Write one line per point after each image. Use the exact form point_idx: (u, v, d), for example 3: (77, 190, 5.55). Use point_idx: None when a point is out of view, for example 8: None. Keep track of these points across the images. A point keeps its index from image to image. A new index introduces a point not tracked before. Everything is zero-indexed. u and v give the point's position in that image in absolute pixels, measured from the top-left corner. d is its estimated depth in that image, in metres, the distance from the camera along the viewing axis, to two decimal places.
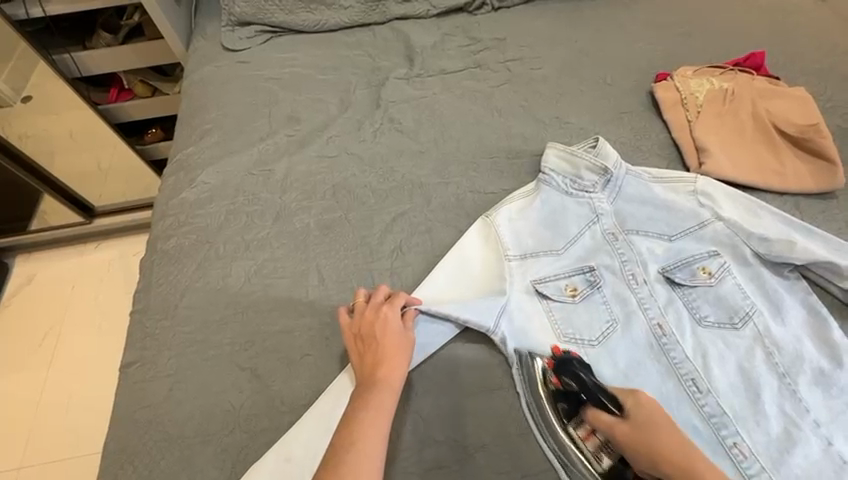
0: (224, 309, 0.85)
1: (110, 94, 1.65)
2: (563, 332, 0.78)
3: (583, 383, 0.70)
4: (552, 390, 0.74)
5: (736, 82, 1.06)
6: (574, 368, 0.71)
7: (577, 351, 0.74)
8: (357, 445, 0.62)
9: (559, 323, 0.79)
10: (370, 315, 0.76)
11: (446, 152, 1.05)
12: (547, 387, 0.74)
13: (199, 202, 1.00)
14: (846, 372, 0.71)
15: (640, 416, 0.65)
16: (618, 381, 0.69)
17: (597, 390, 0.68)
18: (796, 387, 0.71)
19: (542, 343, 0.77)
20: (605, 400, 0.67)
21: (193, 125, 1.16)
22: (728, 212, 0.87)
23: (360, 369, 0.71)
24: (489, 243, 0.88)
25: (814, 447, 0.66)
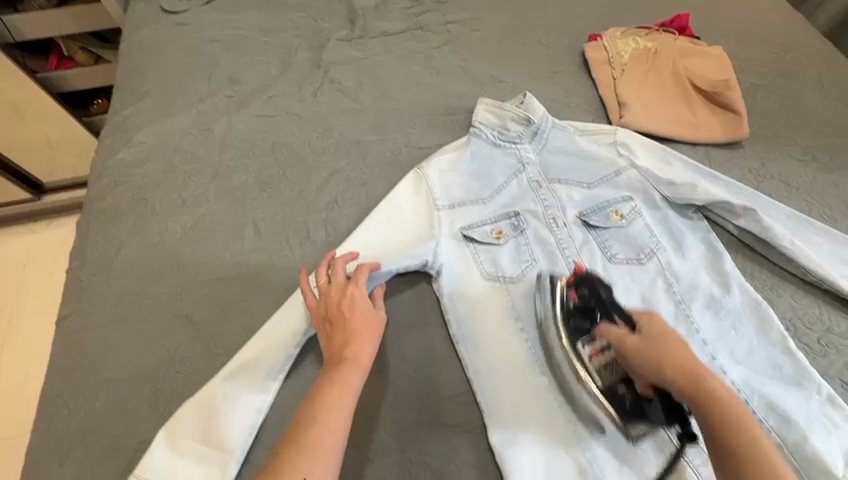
0: (161, 261, 0.87)
1: (50, 63, 1.59)
2: (602, 295, 0.73)
3: (625, 340, 0.65)
4: (592, 357, 0.71)
5: (659, 42, 1.11)
6: (614, 328, 0.66)
7: (618, 313, 0.71)
8: (321, 416, 0.60)
9: (596, 287, 0.74)
10: (335, 295, 0.73)
11: (385, 111, 1.07)
12: (587, 356, 0.72)
13: (137, 161, 1.00)
14: (733, 297, 0.78)
15: (687, 373, 0.59)
16: (660, 338, 0.63)
17: (639, 347, 0.63)
18: (689, 311, 0.78)
19: (576, 309, 0.75)
20: (648, 356, 0.62)
21: (130, 87, 1.14)
22: (642, 161, 0.93)
23: (328, 347, 0.69)
24: (420, 194, 0.92)
25: (698, 362, 0.74)
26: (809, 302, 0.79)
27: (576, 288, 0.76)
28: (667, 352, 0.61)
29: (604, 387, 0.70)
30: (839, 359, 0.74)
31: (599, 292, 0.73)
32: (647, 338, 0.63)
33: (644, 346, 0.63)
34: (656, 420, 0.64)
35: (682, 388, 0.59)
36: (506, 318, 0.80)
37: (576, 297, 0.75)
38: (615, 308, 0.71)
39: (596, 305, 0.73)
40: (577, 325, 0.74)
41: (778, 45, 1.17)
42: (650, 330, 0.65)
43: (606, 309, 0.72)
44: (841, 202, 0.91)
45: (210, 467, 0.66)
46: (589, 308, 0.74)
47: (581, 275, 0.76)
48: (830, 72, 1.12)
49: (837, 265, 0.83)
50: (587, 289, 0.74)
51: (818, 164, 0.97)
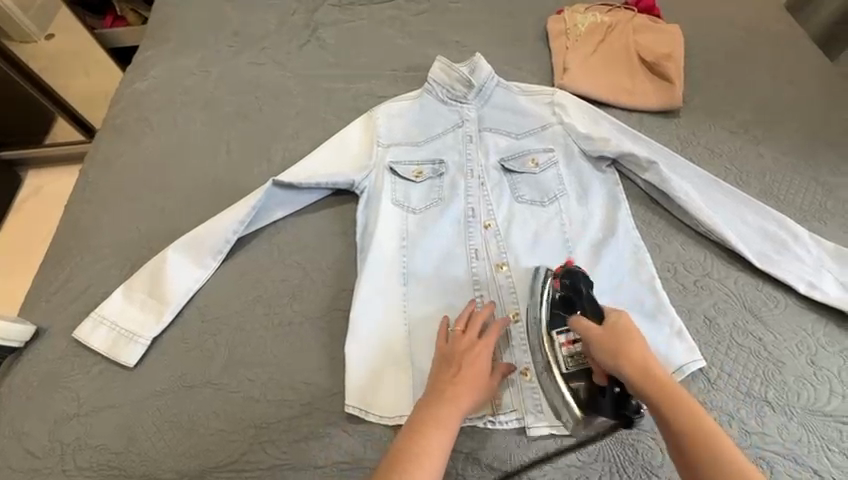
0: (148, 166, 1.06)
1: (106, 21, 1.87)
2: (582, 290, 0.74)
3: (589, 333, 0.65)
4: (563, 347, 0.72)
5: (617, 18, 1.18)
6: (582, 321, 0.66)
7: (590, 306, 0.72)
8: (422, 452, 0.59)
9: (579, 282, 0.75)
10: (465, 342, 0.71)
11: (356, 65, 1.22)
12: (559, 344, 0.73)
13: (147, 91, 1.21)
14: (616, 238, 0.86)
15: (642, 366, 0.60)
16: (628, 333, 0.63)
17: (603, 340, 0.64)
18: (573, 247, 0.87)
19: (559, 300, 0.76)
20: (608, 349, 0.62)
21: (154, 34, 1.36)
22: (572, 119, 1.00)
23: (434, 387, 0.67)
24: (365, 133, 1.04)
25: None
26: (696, 250, 0.85)
27: (559, 277, 0.77)
28: (631, 348, 0.62)
29: (566, 375, 0.71)
30: (708, 298, 0.80)
31: (579, 287, 0.74)
32: (613, 332, 0.64)
33: (608, 339, 0.63)
34: (605, 412, 0.66)
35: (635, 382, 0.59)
36: (397, 235, 0.90)
37: (559, 285, 0.77)
38: (589, 301, 0.72)
39: (576, 296, 0.74)
40: (559, 318, 0.75)
41: (742, 30, 1.20)
42: (617, 324, 0.65)
43: (582, 301, 0.73)
44: (759, 171, 0.95)
45: (149, 314, 0.83)
46: (569, 299, 0.74)
47: (568, 269, 0.77)
48: (785, 60, 1.14)
49: (736, 224, 0.87)
50: (569, 281, 0.75)
51: (749, 136, 1.01)
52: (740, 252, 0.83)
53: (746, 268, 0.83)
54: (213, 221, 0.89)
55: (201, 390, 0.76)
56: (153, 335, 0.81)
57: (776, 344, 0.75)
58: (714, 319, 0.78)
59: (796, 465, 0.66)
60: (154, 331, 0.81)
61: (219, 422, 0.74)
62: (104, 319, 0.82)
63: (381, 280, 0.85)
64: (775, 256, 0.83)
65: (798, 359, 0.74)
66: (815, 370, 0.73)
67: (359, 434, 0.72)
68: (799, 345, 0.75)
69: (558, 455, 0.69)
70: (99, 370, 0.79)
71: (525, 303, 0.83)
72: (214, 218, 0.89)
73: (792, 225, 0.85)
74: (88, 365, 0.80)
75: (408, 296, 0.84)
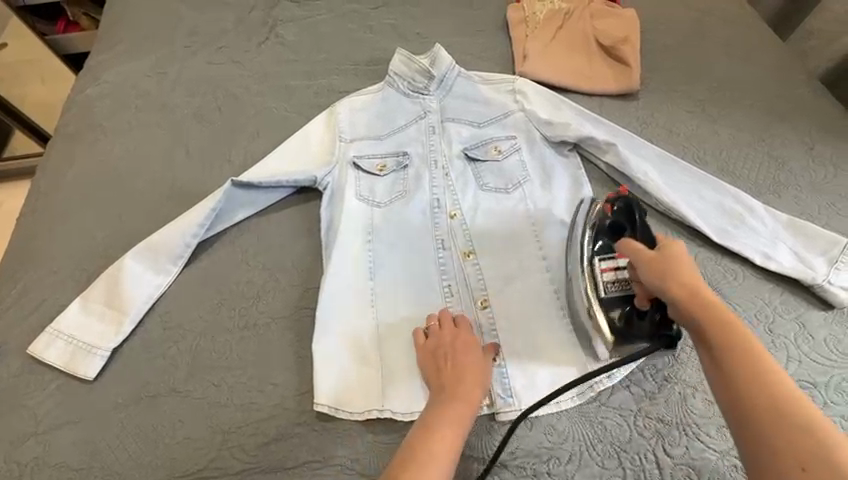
0: (103, 173, 1.03)
1: (58, 27, 1.78)
2: (636, 217, 0.77)
3: (638, 254, 0.67)
4: (606, 272, 0.74)
5: (574, 5, 1.19)
6: (634, 243, 0.68)
7: (643, 233, 0.76)
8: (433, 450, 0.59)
9: (633, 208, 0.78)
10: (461, 346, 0.72)
11: (317, 61, 1.20)
12: (600, 270, 0.75)
13: (100, 95, 1.17)
14: None
15: (690, 285, 0.61)
16: (677, 257, 0.65)
17: (653, 261, 0.65)
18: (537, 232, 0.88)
19: (607, 226, 0.78)
20: (658, 269, 0.64)
21: (106, 37, 1.31)
22: (533, 105, 1.01)
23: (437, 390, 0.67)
24: (327, 128, 1.02)
25: (526, 277, 0.83)
26: (657, 228, 0.87)
27: (613, 204, 0.79)
28: (675, 269, 0.63)
29: (604, 300, 0.73)
30: None
31: (634, 213, 0.77)
32: (661, 256, 0.65)
33: (656, 260, 0.65)
34: (643, 335, 0.70)
35: (679, 299, 0.61)
36: (363, 230, 0.89)
37: (610, 211, 0.78)
38: (642, 229, 0.76)
39: (628, 223, 0.77)
40: (604, 243, 0.77)
41: (697, 11, 1.23)
42: (667, 251, 0.66)
43: (635, 226, 0.76)
44: (716, 148, 0.97)
45: (108, 324, 0.80)
46: (620, 225, 0.77)
47: (624, 196, 0.79)
48: (738, 40, 1.17)
49: (694, 200, 0.89)
50: (623, 206, 0.78)
51: (706, 115, 1.03)
52: (698, 228, 0.85)
53: (705, 242, 0.85)
54: (171, 225, 0.86)
55: (166, 399, 0.74)
56: (113, 346, 0.79)
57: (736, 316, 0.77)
58: None
59: None
60: (114, 341, 0.79)
61: (185, 430, 0.72)
62: (60, 333, 0.79)
63: (347, 274, 0.84)
64: (732, 230, 0.85)
65: (756, 328, 0.75)
66: (772, 338, 0.75)
67: (329, 432, 0.71)
68: (758, 315, 0.77)
69: (527, 438, 0.70)
70: (56, 386, 0.76)
71: (493, 287, 0.84)
72: (173, 223, 0.87)
73: (747, 199, 0.87)
74: (46, 380, 0.77)
75: (376, 289, 0.83)
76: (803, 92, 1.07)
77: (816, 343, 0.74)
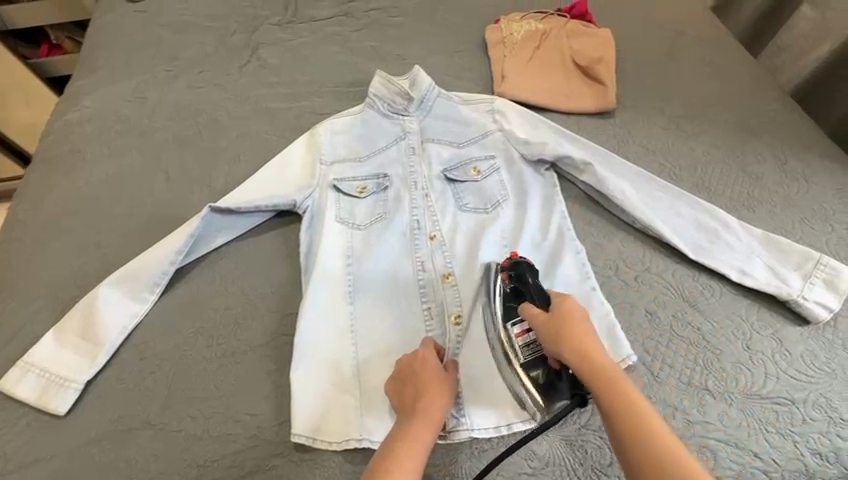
0: (81, 200, 1.02)
1: (41, 50, 1.78)
2: (528, 279, 0.77)
3: (535, 318, 0.70)
4: (518, 337, 0.73)
5: (550, 25, 1.21)
6: (529, 307, 0.71)
7: (538, 294, 0.75)
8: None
9: (524, 271, 0.78)
10: (430, 375, 0.70)
11: (298, 83, 1.21)
12: (513, 335, 0.74)
13: (79, 121, 1.16)
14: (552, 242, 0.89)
15: (579, 350, 0.64)
16: (563, 320, 0.67)
17: (546, 326, 0.68)
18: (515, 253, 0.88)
19: (510, 292, 0.78)
20: (551, 333, 0.67)
21: (87, 62, 1.31)
22: (512, 126, 1.02)
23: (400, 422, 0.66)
24: (308, 151, 1.02)
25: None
26: (635, 246, 0.88)
27: (507, 271, 0.79)
28: (563, 332, 0.66)
29: (524, 365, 0.72)
30: (649, 293, 0.82)
31: (525, 276, 0.77)
32: (551, 320, 0.68)
33: (546, 325, 0.68)
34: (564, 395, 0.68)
35: (571, 363, 0.64)
36: (343, 252, 0.89)
37: (505, 277, 0.79)
38: (536, 291, 0.75)
39: (523, 288, 0.76)
40: (512, 308, 0.76)
41: (670, 30, 1.26)
42: (555, 311, 0.69)
43: (530, 292, 0.76)
44: (691, 165, 0.99)
45: (82, 356, 0.79)
46: (516, 289, 0.77)
47: (515, 261, 0.79)
48: (710, 57, 1.20)
49: (670, 217, 0.90)
50: (515, 273, 0.78)
51: (680, 132, 1.05)
52: (675, 245, 0.86)
53: (682, 259, 0.86)
54: (149, 253, 0.85)
55: (140, 432, 0.73)
56: (87, 379, 0.77)
57: (713, 332, 0.77)
58: (654, 312, 0.80)
59: (737, 449, 0.68)
60: (88, 373, 0.77)
61: (160, 464, 0.70)
62: (33, 366, 0.78)
63: (326, 299, 0.84)
64: (708, 246, 0.86)
65: (734, 345, 0.76)
66: (750, 354, 0.75)
67: (308, 462, 0.70)
68: (735, 331, 0.77)
69: (511, 464, 0.69)
70: (27, 422, 0.75)
71: (468, 305, 0.84)
72: (150, 250, 0.86)
73: (722, 215, 0.89)
74: (17, 416, 0.75)
75: (356, 312, 0.83)
76: (774, 107, 1.09)
77: (794, 359, 0.74)
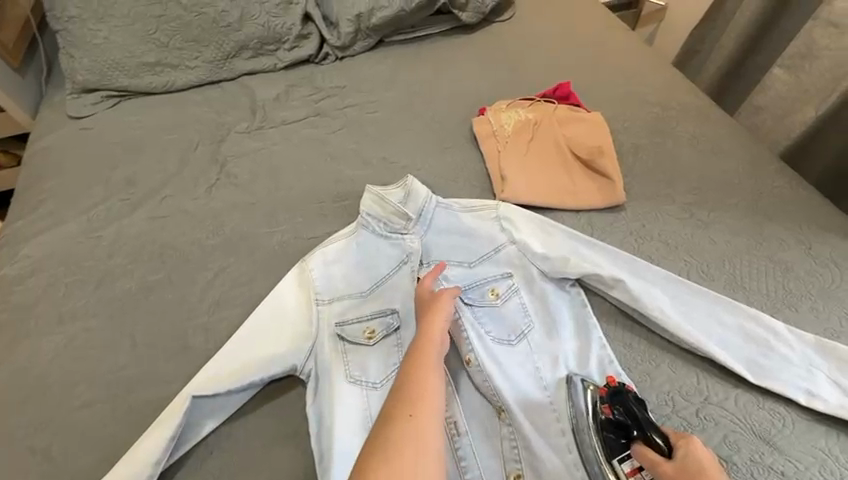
0: (28, 387, 0.84)
1: None
2: (638, 413, 0.71)
3: (657, 468, 0.66)
4: (631, 478, 0.69)
5: (540, 113, 1.16)
6: (646, 451, 0.68)
7: (653, 431, 0.69)
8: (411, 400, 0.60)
9: (632, 406, 0.72)
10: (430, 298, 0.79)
11: (277, 200, 1.09)
12: (624, 474, 0.69)
13: (20, 276, 0.99)
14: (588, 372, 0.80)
15: None
16: (696, 470, 0.63)
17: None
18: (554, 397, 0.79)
19: (610, 425, 0.73)
20: None
21: (27, 197, 1.14)
22: (523, 235, 0.93)
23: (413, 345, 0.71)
24: (300, 291, 0.88)
25: (557, 456, 0.74)
26: (687, 371, 0.79)
27: (606, 403, 0.74)
28: None
29: None
30: (717, 432, 0.72)
31: (633, 410, 0.71)
32: (681, 470, 0.64)
33: (677, 478, 0.64)
34: None
35: None
36: (362, 426, 0.76)
37: (610, 412, 0.73)
38: (648, 425, 0.70)
39: (631, 421, 0.71)
40: (614, 441, 0.72)
41: (656, 104, 1.24)
42: (686, 460, 0.65)
43: (641, 425, 0.70)
44: (718, 260, 0.93)
45: None
46: (624, 424, 0.72)
47: (614, 389, 0.74)
48: (703, 131, 1.17)
49: (714, 328, 0.82)
50: (620, 406, 0.72)
51: (696, 220, 1.00)
52: (730, 367, 0.78)
53: (739, 382, 0.78)
54: (120, 468, 0.70)
55: None
56: None
57: (800, 476, 0.69)
58: (730, 459, 0.70)
59: None
60: None
61: None
62: None
63: None
64: (764, 362, 0.78)
65: None
66: None
67: None
68: (822, 471, 0.69)
69: None
70: None
71: (528, 460, 0.75)
72: (121, 463, 0.71)
73: (768, 319, 0.81)
74: None
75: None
76: (780, 180, 1.06)
77: None
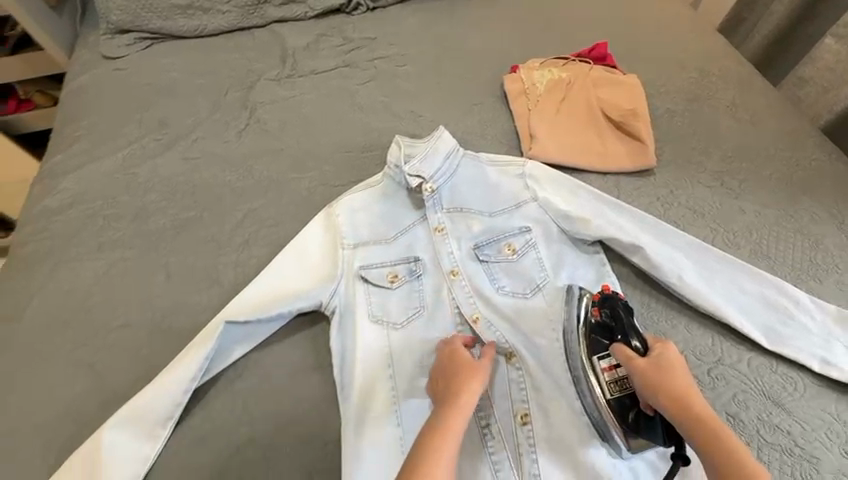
0: (71, 309, 0.89)
1: (9, 106, 1.56)
2: (623, 316, 0.77)
3: (631, 362, 0.70)
4: (606, 371, 0.74)
5: (574, 73, 1.13)
6: (625, 349, 0.72)
7: (634, 334, 0.75)
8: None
9: (620, 310, 0.77)
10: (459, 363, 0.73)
11: (305, 148, 1.10)
12: (601, 369, 0.74)
13: (61, 207, 1.03)
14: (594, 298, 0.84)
15: (680, 396, 0.65)
16: (667, 366, 0.68)
17: (646, 371, 0.68)
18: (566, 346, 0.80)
19: (598, 327, 0.78)
20: (650, 380, 0.67)
21: (64, 134, 1.18)
22: (546, 193, 0.93)
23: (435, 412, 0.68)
24: (325, 234, 0.91)
25: (561, 399, 0.77)
26: (703, 333, 0.80)
27: (598, 306, 0.79)
28: (670, 381, 0.67)
29: (611, 400, 0.72)
30: (727, 391, 0.74)
31: (619, 314, 0.77)
32: (654, 365, 0.68)
33: (649, 370, 0.68)
34: (658, 438, 0.69)
35: (672, 409, 0.64)
36: (381, 359, 0.80)
37: (598, 314, 0.78)
38: (631, 328, 0.75)
39: (616, 324, 0.76)
40: (599, 343, 0.76)
41: (695, 70, 1.20)
42: (659, 358, 0.70)
43: (624, 329, 0.75)
44: (745, 229, 0.92)
45: None
46: (608, 326, 0.77)
47: (607, 294, 0.80)
48: (743, 100, 1.13)
49: (733, 292, 0.82)
50: (608, 309, 0.78)
51: (726, 190, 0.98)
52: (747, 333, 0.79)
53: (754, 346, 0.79)
54: (154, 384, 0.75)
55: None
56: None
57: (806, 436, 0.70)
58: (737, 416, 0.72)
59: None
60: None
61: None
62: None
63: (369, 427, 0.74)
64: (782, 330, 0.79)
65: (832, 450, 0.69)
66: None
67: None
68: (829, 433, 0.71)
69: None
70: None
71: (536, 400, 0.78)
72: (155, 381, 0.75)
73: (791, 289, 0.81)
74: None
75: (405, 434, 0.74)
76: (819, 154, 1.03)
77: None
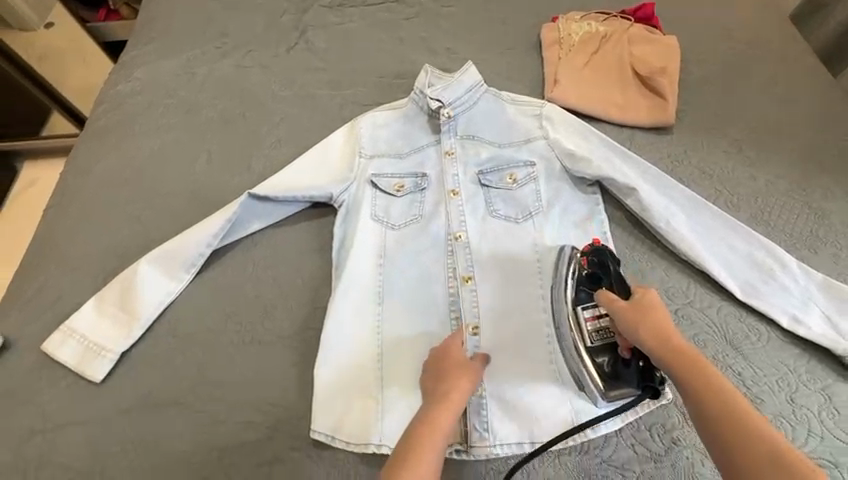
0: (128, 173, 1.05)
1: (98, 13, 1.74)
2: (610, 267, 0.78)
3: (615, 305, 0.70)
4: (588, 322, 0.76)
5: (612, 28, 1.14)
6: (609, 295, 0.72)
7: (618, 282, 0.77)
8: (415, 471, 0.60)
9: (607, 258, 0.79)
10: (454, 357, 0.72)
11: (344, 69, 1.19)
12: (584, 319, 0.76)
13: (131, 93, 1.19)
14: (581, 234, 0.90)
15: (663, 339, 0.65)
16: (649, 309, 0.68)
17: (629, 313, 0.69)
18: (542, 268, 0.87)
19: (585, 278, 0.80)
20: (633, 321, 0.68)
21: (141, 34, 1.33)
22: (557, 135, 0.96)
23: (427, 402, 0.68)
24: (346, 142, 1.00)
25: (531, 313, 0.84)
26: (680, 277, 0.83)
27: (587, 255, 0.80)
28: (652, 323, 0.67)
29: (589, 348, 0.75)
30: (690, 330, 0.78)
31: (607, 264, 0.79)
32: (636, 308, 0.69)
33: (632, 313, 0.68)
34: (631, 383, 0.71)
35: (654, 350, 0.65)
36: (376, 251, 0.90)
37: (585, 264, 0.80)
38: (616, 278, 0.77)
39: (603, 274, 0.79)
40: (586, 295, 0.79)
41: (743, 40, 1.16)
42: (642, 301, 0.70)
43: (610, 278, 0.78)
44: (750, 194, 0.92)
45: (119, 327, 0.84)
46: (596, 275, 0.79)
47: (598, 247, 0.81)
48: (787, 76, 1.10)
49: (720, 247, 0.84)
50: (597, 258, 0.79)
51: (743, 157, 0.98)
52: (724, 284, 0.81)
53: (727, 297, 0.81)
54: (184, 236, 0.87)
55: (167, 409, 0.78)
56: (122, 350, 0.82)
57: (755, 380, 0.73)
58: None
59: None
60: (124, 345, 0.82)
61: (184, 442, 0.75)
62: (73, 333, 0.84)
63: (352, 306, 0.84)
64: (761, 287, 0.80)
65: (777, 396, 0.72)
66: (793, 408, 0.71)
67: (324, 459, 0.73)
68: (780, 381, 0.73)
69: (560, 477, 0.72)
70: (66, 384, 0.81)
71: (503, 308, 0.85)
72: (185, 234, 0.88)
73: (781, 253, 0.82)
74: (58, 379, 0.81)
75: (383, 316, 0.84)
76: None
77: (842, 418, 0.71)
